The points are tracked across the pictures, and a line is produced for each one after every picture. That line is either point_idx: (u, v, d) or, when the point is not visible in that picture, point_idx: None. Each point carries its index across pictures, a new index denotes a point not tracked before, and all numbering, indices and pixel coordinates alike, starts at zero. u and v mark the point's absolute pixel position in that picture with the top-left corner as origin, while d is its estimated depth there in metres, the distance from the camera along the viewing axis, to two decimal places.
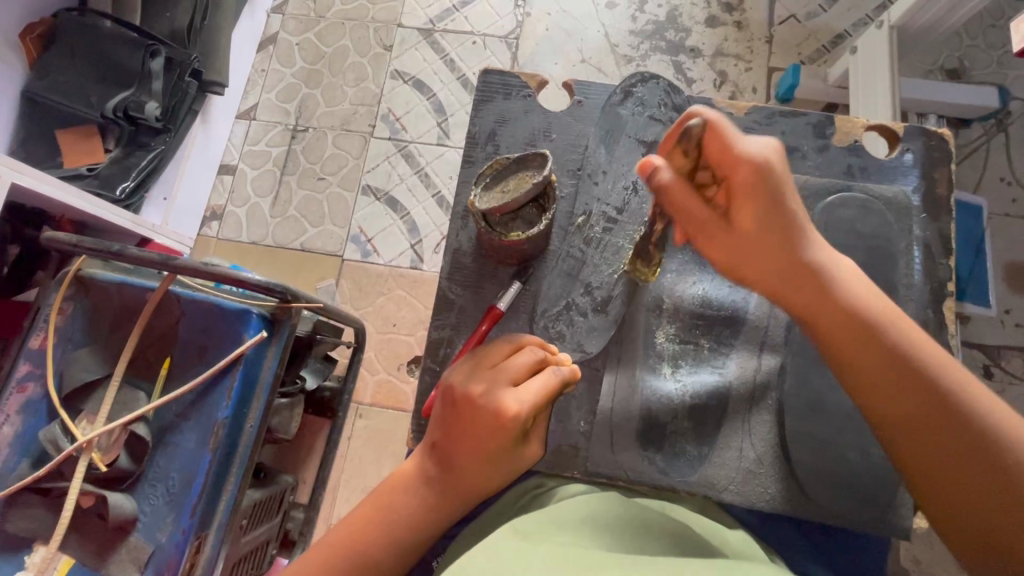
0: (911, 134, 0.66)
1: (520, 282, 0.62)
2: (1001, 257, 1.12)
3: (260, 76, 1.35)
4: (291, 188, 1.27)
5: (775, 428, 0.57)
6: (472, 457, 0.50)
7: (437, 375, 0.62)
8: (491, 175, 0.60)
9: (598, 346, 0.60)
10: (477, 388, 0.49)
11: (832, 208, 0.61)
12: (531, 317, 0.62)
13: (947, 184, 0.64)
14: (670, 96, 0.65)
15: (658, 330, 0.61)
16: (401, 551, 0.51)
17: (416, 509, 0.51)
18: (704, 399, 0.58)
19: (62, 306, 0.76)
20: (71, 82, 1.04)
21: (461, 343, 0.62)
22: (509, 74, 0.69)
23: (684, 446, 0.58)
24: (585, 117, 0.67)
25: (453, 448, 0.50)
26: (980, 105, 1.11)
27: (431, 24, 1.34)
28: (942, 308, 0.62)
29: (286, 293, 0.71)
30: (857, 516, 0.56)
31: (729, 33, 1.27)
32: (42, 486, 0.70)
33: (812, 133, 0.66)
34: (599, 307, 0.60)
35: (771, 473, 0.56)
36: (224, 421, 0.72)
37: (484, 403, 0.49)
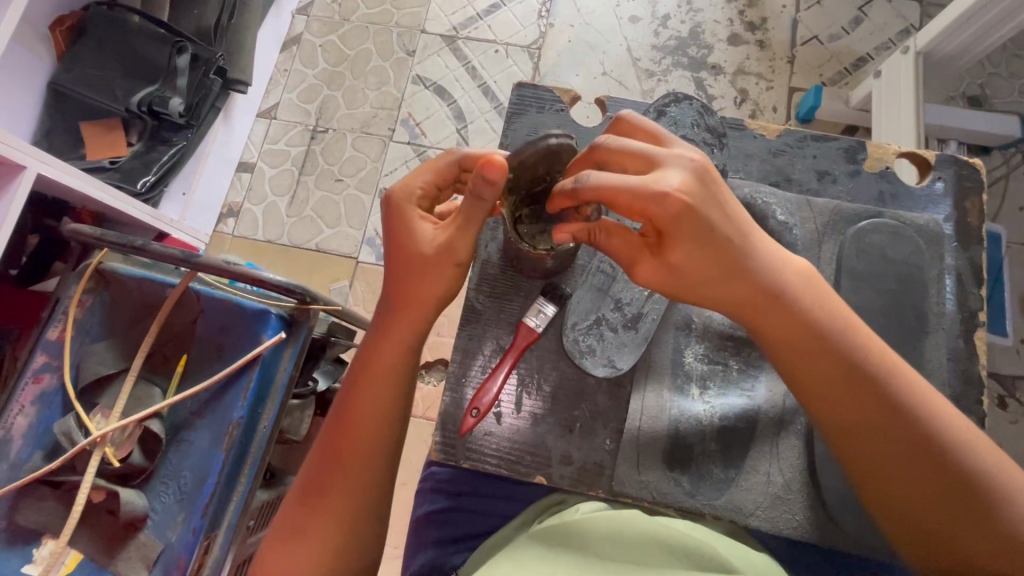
0: (942, 163, 0.66)
1: (552, 301, 0.60)
2: (1019, 287, 1.12)
3: (282, 75, 1.36)
4: (308, 188, 1.28)
5: (804, 453, 0.57)
6: (403, 263, 0.56)
7: (459, 384, 0.60)
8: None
9: (630, 363, 0.59)
10: (399, 190, 0.57)
11: (865, 233, 0.60)
12: (560, 331, 0.61)
13: (978, 214, 0.64)
14: (703, 116, 0.64)
15: (686, 349, 0.60)
16: (376, 388, 0.57)
17: (380, 352, 0.58)
18: (733, 421, 0.57)
19: (81, 299, 0.76)
20: (98, 75, 1.04)
21: (486, 354, 0.61)
22: (542, 88, 0.69)
23: (710, 469, 0.57)
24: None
25: (396, 254, 0.57)
26: (1001, 134, 1.11)
27: (455, 31, 1.35)
28: (972, 338, 0.61)
29: (305, 294, 0.73)
30: (884, 548, 0.55)
31: (751, 52, 1.27)
32: (54, 479, 0.69)
33: (843, 157, 0.66)
34: (630, 323, 0.60)
35: (799, 499, 0.56)
36: (239, 421, 0.72)
37: (404, 198, 0.56)
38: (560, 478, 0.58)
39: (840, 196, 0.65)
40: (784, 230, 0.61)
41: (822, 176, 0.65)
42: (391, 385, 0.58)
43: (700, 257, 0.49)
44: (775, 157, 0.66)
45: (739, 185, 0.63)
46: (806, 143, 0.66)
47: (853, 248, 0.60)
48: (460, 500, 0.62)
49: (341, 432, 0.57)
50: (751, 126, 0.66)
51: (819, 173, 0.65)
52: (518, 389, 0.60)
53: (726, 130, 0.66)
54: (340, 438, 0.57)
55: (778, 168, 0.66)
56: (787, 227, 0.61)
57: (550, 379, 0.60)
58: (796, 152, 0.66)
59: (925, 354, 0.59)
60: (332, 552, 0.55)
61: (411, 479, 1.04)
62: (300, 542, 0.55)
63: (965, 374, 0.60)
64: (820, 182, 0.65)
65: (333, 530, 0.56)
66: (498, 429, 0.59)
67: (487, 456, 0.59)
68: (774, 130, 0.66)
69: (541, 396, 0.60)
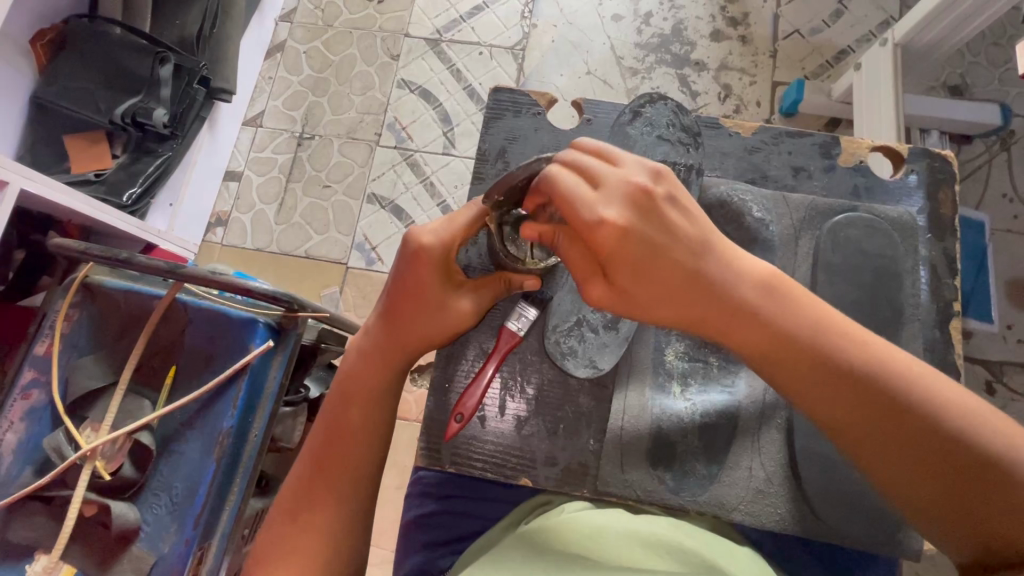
0: (915, 155, 0.67)
1: (535, 308, 0.59)
2: (1004, 273, 1.13)
3: (266, 83, 1.36)
4: (296, 195, 1.28)
5: (785, 447, 0.57)
6: (413, 315, 0.57)
7: (446, 391, 0.61)
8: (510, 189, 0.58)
9: (610, 363, 0.60)
10: (425, 240, 0.55)
11: (840, 227, 0.61)
12: (542, 333, 0.61)
13: (950, 205, 0.65)
14: (678, 115, 0.64)
15: (668, 347, 0.60)
16: (372, 406, 0.58)
17: (360, 379, 0.58)
18: (714, 417, 0.58)
19: (68, 313, 0.76)
20: (80, 88, 1.04)
21: (469, 359, 0.62)
22: (519, 91, 0.70)
23: (694, 465, 0.57)
24: (595, 134, 0.67)
25: (403, 296, 0.57)
26: (982, 122, 1.12)
27: (438, 34, 1.35)
28: (947, 327, 0.62)
29: (292, 302, 0.73)
30: (864, 537, 0.56)
31: (734, 47, 1.28)
32: (45, 494, 0.69)
33: (818, 153, 0.66)
34: (610, 324, 0.60)
35: (781, 492, 0.56)
36: (229, 430, 0.72)
37: (430, 248, 0.55)
38: (545, 478, 0.59)
39: (815, 191, 0.65)
40: (761, 227, 0.62)
41: (797, 172, 0.66)
42: (379, 410, 0.58)
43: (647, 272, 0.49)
44: (751, 154, 0.67)
45: (715, 183, 0.63)
46: (781, 139, 0.67)
47: (829, 242, 0.61)
48: (448, 504, 0.62)
49: (328, 453, 0.58)
50: (726, 124, 0.66)
51: (795, 168, 0.66)
52: (502, 392, 0.60)
53: (702, 129, 0.66)
54: (333, 452, 0.58)
55: (754, 165, 0.66)
56: (764, 223, 0.62)
57: (533, 381, 0.61)
58: (772, 149, 0.66)
59: (902, 345, 0.59)
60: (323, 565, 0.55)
61: (405, 483, 1.05)
62: (291, 560, 0.54)
63: (942, 364, 0.61)
64: (796, 177, 0.66)
65: (323, 546, 0.55)
66: (484, 433, 0.60)
67: (473, 459, 0.59)
68: (749, 128, 0.67)
69: (525, 398, 0.60)
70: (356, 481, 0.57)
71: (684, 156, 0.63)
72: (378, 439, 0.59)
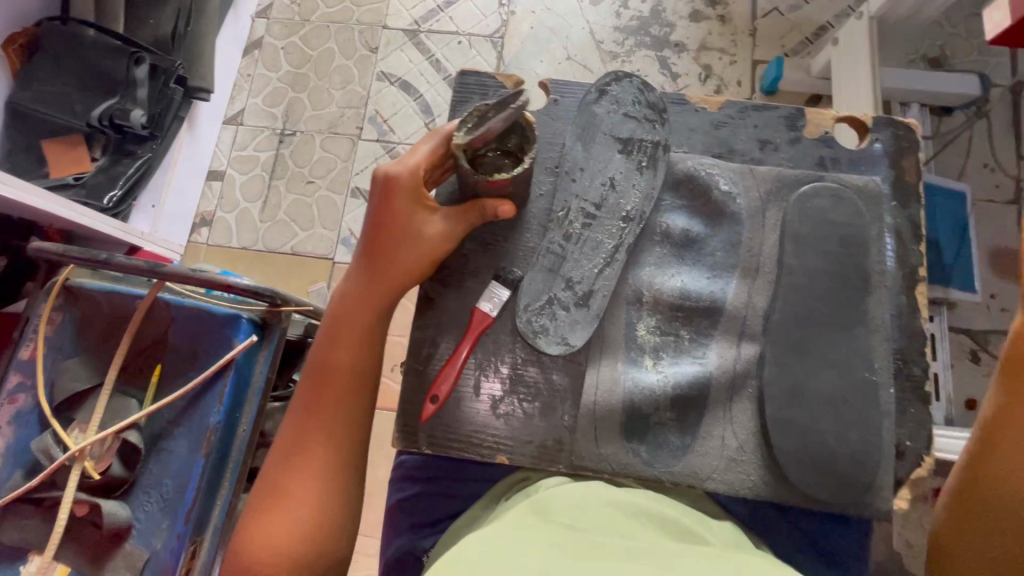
0: (880, 125, 0.67)
1: (508, 288, 0.61)
2: (987, 243, 1.14)
3: (245, 81, 1.35)
4: (280, 192, 1.27)
5: (756, 415, 0.58)
6: (392, 247, 0.60)
7: (421, 374, 0.61)
8: (472, 121, 0.57)
9: (583, 339, 0.60)
10: (395, 170, 0.59)
11: (806, 198, 0.61)
12: (514, 313, 0.62)
13: (914, 172, 0.65)
14: (643, 93, 0.64)
15: (639, 322, 0.61)
16: (358, 343, 0.60)
17: (345, 317, 0.60)
18: (685, 389, 0.59)
19: (51, 316, 0.76)
20: (56, 91, 1.04)
21: (445, 344, 0.62)
22: (486, 74, 0.70)
23: (667, 437, 0.58)
24: (561, 116, 0.68)
25: (380, 227, 0.60)
26: (960, 93, 1.13)
27: (416, 25, 1.34)
28: (914, 294, 0.63)
29: (275, 297, 0.73)
30: (837, 500, 0.56)
31: (713, 27, 1.28)
32: (36, 496, 0.70)
33: (784, 125, 0.67)
34: (581, 301, 0.60)
35: (753, 460, 0.58)
36: (216, 425, 0.72)
37: (400, 178, 0.58)
38: (520, 457, 0.59)
39: (782, 163, 0.66)
40: (726, 200, 0.63)
41: (763, 146, 0.67)
42: (366, 343, 0.60)
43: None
44: (717, 129, 0.68)
45: (679, 161, 0.65)
46: (747, 113, 0.68)
47: (795, 213, 0.61)
48: (431, 485, 0.63)
49: (316, 397, 0.59)
50: (693, 100, 0.68)
51: (761, 142, 0.67)
52: (477, 373, 0.61)
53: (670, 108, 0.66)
54: (320, 394, 0.59)
55: (720, 140, 0.67)
56: (730, 196, 0.63)
57: (507, 361, 0.61)
58: (738, 123, 0.67)
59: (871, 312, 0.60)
60: (312, 514, 0.56)
61: None
62: (284, 505, 0.56)
63: (910, 329, 0.62)
64: (762, 150, 0.67)
65: (320, 483, 0.57)
66: (461, 413, 0.60)
67: (449, 440, 0.60)
68: (716, 104, 0.68)
69: (500, 378, 0.61)
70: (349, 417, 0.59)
71: (649, 133, 0.63)
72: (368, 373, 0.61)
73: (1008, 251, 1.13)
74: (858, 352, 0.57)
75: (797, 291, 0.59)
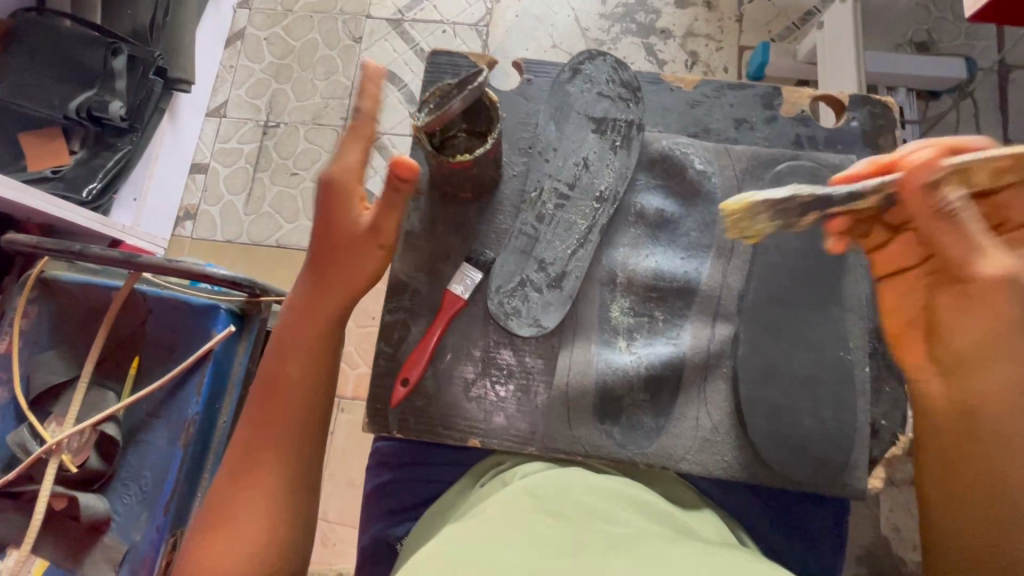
0: (856, 103, 0.69)
1: (480, 270, 0.63)
2: None
3: (228, 72, 1.33)
4: (264, 184, 1.26)
5: (730, 396, 0.60)
6: (339, 248, 0.57)
7: (391, 357, 0.63)
8: (434, 101, 0.57)
9: (555, 321, 0.62)
10: (333, 170, 0.55)
11: (783, 176, 0.62)
12: (486, 294, 0.63)
13: (892, 149, 0.67)
14: (617, 71, 0.65)
15: (612, 304, 0.63)
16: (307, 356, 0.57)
17: (294, 330, 0.58)
18: (658, 369, 0.60)
19: (26, 309, 0.75)
20: (32, 83, 1.02)
21: (417, 327, 0.64)
22: (458, 54, 0.72)
23: (641, 419, 0.60)
24: (534, 95, 0.70)
25: (326, 234, 0.57)
26: (946, 77, 1.12)
27: (400, 14, 1.33)
28: None
29: (253, 286, 0.72)
30: (811, 480, 0.58)
31: (699, 14, 1.27)
32: (13, 490, 0.69)
33: (761, 104, 0.69)
34: (553, 282, 0.62)
35: (727, 441, 0.59)
36: (195, 417, 0.71)
37: (338, 179, 0.56)
38: (497, 441, 0.60)
39: (758, 141, 0.68)
40: (702, 179, 0.65)
41: (739, 124, 0.69)
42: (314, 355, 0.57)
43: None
44: (693, 108, 0.70)
45: (654, 141, 0.66)
46: (724, 91, 0.69)
47: (772, 192, 0.62)
48: (410, 471, 0.63)
49: (264, 413, 0.56)
50: (667, 79, 0.69)
51: (737, 120, 0.69)
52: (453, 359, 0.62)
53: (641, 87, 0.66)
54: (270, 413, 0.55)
55: (697, 118, 0.69)
56: (705, 176, 0.64)
57: (480, 344, 0.63)
58: (714, 101, 0.69)
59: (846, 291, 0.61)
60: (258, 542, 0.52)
61: None
62: (226, 534, 0.52)
63: None
64: (738, 129, 0.69)
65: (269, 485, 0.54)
66: (432, 395, 0.62)
67: (414, 426, 0.62)
68: (691, 83, 0.70)
69: (473, 360, 0.62)
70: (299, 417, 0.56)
71: (623, 112, 0.65)
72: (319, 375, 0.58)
73: None
74: (833, 332, 0.59)
75: (772, 270, 0.60)
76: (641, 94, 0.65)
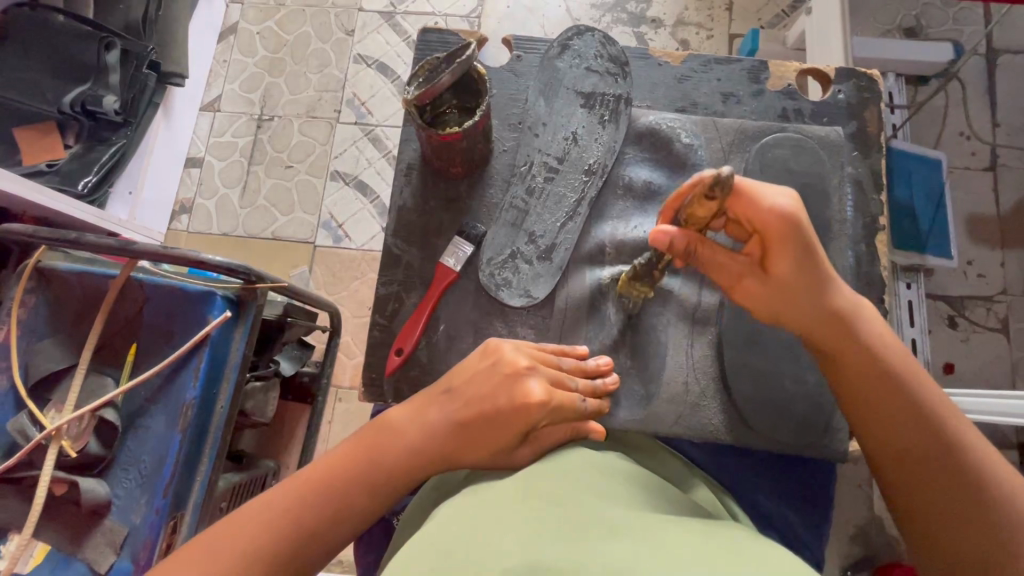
0: (840, 77, 0.73)
1: (471, 244, 0.68)
2: (963, 210, 1.15)
3: (222, 67, 1.34)
4: (259, 177, 1.27)
5: (715, 359, 0.64)
6: (481, 414, 0.52)
7: (385, 328, 0.69)
8: (423, 77, 0.63)
9: (545, 291, 0.67)
10: (504, 346, 0.56)
11: (768, 148, 0.65)
12: (478, 266, 0.68)
13: (874, 124, 0.71)
14: (605, 47, 0.70)
15: (602, 272, 0.67)
16: (410, 473, 0.52)
17: (415, 447, 0.52)
18: (643, 334, 0.65)
19: (24, 298, 0.76)
20: (26, 78, 1.03)
21: (409, 299, 0.70)
22: (447, 33, 0.77)
23: (631, 386, 0.63)
24: (523, 70, 0.74)
25: (493, 374, 0.54)
26: (934, 61, 1.13)
27: (393, 6, 1.33)
28: (873, 242, 0.68)
29: (250, 274, 0.70)
30: (794, 441, 0.62)
31: (689, 3, 1.27)
32: (14, 476, 0.70)
33: (747, 78, 0.73)
34: (543, 254, 0.67)
35: (714, 404, 0.63)
36: (193, 401, 0.72)
37: (501, 361, 0.55)
38: None
39: (745, 115, 0.72)
40: (690, 151, 0.68)
41: (727, 98, 0.72)
42: (413, 465, 0.52)
43: (803, 266, 0.51)
44: (682, 82, 0.73)
45: (640, 116, 0.70)
46: (710, 67, 0.73)
47: (757, 163, 0.65)
48: None
49: (339, 473, 0.51)
50: (654, 55, 0.73)
51: (723, 94, 0.72)
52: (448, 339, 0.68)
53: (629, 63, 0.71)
54: (342, 475, 0.51)
55: (684, 92, 0.73)
56: (691, 149, 0.68)
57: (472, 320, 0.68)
58: (701, 76, 0.73)
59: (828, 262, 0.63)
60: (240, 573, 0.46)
61: None
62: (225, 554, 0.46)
63: (868, 275, 0.67)
64: (725, 103, 0.72)
65: (248, 546, 0.47)
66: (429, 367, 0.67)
67: None
68: (678, 58, 0.74)
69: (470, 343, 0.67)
70: (323, 514, 0.49)
71: (611, 87, 0.69)
72: (367, 499, 0.51)
73: (984, 218, 1.14)
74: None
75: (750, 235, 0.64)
76: (628, 68, 0.70)
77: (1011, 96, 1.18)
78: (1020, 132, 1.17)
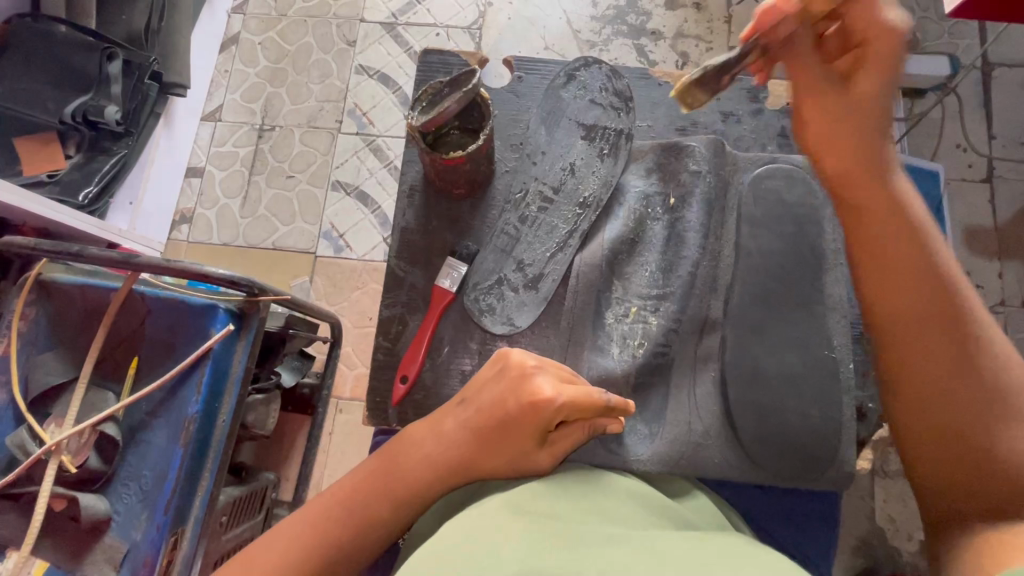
0: None
1: (467, 264, 0.70)
2: (960, 222, 1.16)
3: (223, 77, 1.34)
4: (259, 187, 1.27)
5: (719, 398, 0.64)
6: (492, 423, 0.51)
7: (390, 348, 0.70)
8: (427, 100, 0.64)
9: (526, 321, 0.69)
10: (513, 355, 0.55)
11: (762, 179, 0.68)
12: (464, 290, 0.70)
13: None
14: (611, 80, 0.72)
15: (607, 311, 0.67)
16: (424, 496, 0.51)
17: (427, 467, 0.51)
18: (647, 372, 0.65)
19: (24, 312, 0.75)
20: (24, 89, 1.01)
21: (414, 318, 0.70)
22: (448, 53, 0.77)
23: (637, 424, 0.64)
24: (525, 93, 0.76)
25: (502, 386, 0.53)
26: (929, 75, 1.15)
27: (394, 18, 1.34)
28: None
29: (253, 287, 0.69)
30: (801, 477, 0.62)
31: (688, 15, 1.29)
32: (13, 492, 0.69)
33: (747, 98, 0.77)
34: (529, 282, 0.69)
35: (717, 441, 0.63)
36: (195, 415, 0.71)
37: (510, 369, 0.54)
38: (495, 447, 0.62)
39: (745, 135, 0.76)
40: (694, 180, 0.68)
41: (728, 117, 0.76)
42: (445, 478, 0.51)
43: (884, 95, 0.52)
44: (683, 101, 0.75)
45: (639, 150, 0.72)
46: None
47: (750, 195, 0.68)
48: None
49: (361, 491, 0.51)
50: (655, 74, 0.76)
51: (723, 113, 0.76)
52: (453, 354, 0.69)
53: (634, 96, 0.74)
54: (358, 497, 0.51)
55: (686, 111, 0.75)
56: (696, 177, 0.68)
57: (476, 335, 0.69)
58: None
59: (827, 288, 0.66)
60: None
61: None
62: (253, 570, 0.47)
63: None
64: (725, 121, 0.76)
65: (284, 558, 0.48)
66: (433, 382, 0.68)
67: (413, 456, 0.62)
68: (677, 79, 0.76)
69: (472, 355, 0.69)
70: (348, 532, 0.49)
71: (614, 120, 0.71)
72: (391, 510, 0.51)
73: (980, 229, 1.15)
74: (815, 329, 0.65)
75: (756, 270, 0.66)
76: (631, 103, 0.72)
77: (1006, 109, 1.20)
78: (1016, 144, 1.18)
